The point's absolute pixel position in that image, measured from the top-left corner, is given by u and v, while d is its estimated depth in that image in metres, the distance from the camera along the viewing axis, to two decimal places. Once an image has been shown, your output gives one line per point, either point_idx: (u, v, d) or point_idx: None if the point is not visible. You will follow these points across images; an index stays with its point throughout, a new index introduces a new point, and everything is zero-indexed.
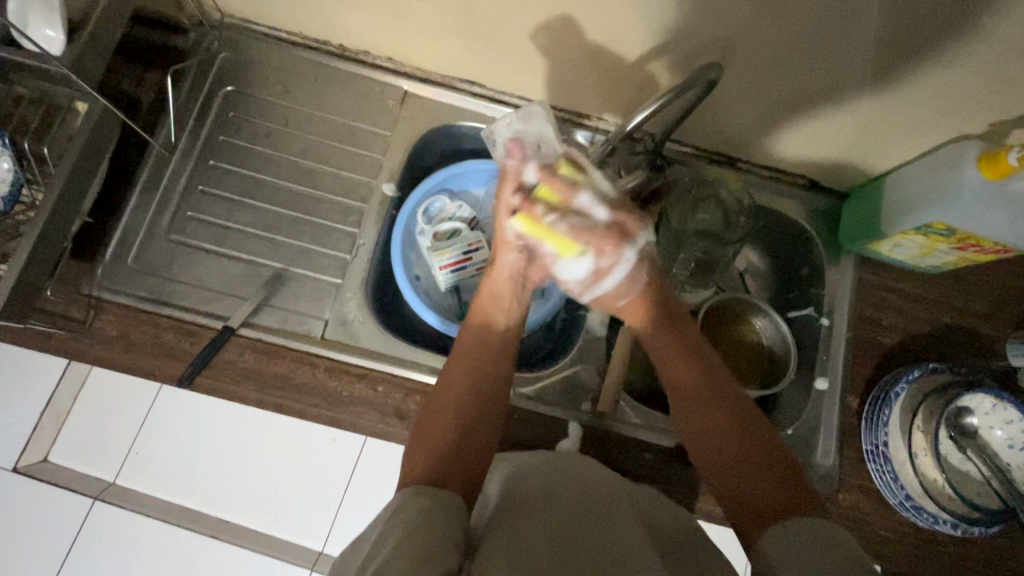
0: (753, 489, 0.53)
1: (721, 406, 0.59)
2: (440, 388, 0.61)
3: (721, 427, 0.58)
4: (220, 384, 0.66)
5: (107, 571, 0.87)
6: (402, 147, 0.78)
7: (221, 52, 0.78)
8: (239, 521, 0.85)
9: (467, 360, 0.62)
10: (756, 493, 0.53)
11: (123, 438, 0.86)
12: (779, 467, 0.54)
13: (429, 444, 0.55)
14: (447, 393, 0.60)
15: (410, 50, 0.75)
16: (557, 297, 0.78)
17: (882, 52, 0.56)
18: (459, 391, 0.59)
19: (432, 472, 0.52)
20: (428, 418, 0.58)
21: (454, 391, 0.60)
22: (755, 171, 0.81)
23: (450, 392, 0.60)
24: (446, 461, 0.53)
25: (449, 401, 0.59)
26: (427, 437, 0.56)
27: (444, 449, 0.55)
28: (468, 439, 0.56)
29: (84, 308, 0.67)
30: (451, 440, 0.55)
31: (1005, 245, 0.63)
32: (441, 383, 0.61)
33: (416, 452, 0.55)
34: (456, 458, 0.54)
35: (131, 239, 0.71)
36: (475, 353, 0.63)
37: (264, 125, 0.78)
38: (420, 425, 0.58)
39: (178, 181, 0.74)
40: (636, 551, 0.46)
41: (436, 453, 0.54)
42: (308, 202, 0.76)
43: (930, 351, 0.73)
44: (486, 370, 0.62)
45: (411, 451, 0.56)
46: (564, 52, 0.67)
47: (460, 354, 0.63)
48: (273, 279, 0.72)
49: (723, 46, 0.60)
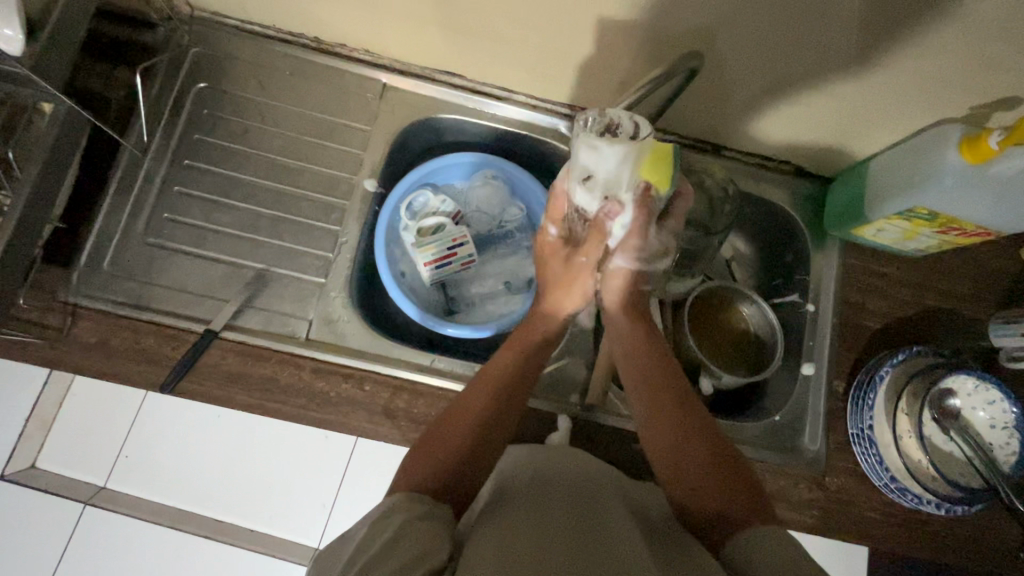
0: (717, 501, 0.52)
1: (694, 426, 0.58)
2: (466, 396, 0.59)
3: (671, 437, 0.58)
4: (204, 389, 0.64)
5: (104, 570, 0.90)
6: (383, 142, 0.77)
7: (192, 47, 0.76)
8: (232, 520, 0.89)
9: (498, 366, 0.61)
10: (708, 504, 0.52)
11: (111, 443, 0.90)
12: (744, 486, 0.53)
13: (434, 453, 0.53)
14: (473, 396, 0.58)
15: (387, 41, 0.73)
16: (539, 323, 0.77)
17: (868, 34, 0.55)
18: (488, 397, 0.58)
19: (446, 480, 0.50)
20: (444, 427, 0.56)
21: (479, 397, 0.58)
22: (739, 158, 0.80)
23: (477, 395, 0.58)
24: (460, 467, 0.52)
25: (476, 405, 0.57)
26: (444, 442, 0.54)
27: (459, 453, 0.53)
28: (486, 446, 0.55)
29: (61, 315, 0.65)
30: (468, 446, 0.54)
31: (987, 227, 0.64)
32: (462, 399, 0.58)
33: (428, 456, 0.53)
34: (465, 465, 0.52)
35: (107, 243, 0.69)
36: (505, 357, 0.62)
37: (240, 122, 0.76)
38: (431, 435, 0.56)
39: (152, 183, 0.72)
40: (623, 543, 0.46)
41: (440, 464, 0.52)
42: (288, 200, 0.74)
43: (914, 334, 0.74)
44: (516, 374, 0.61)
45: (422, 455, 0.53)
46: (546, 41, 0.66)
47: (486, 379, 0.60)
48: (255, 280, 0.71)
49: (705, 32, 0.59)
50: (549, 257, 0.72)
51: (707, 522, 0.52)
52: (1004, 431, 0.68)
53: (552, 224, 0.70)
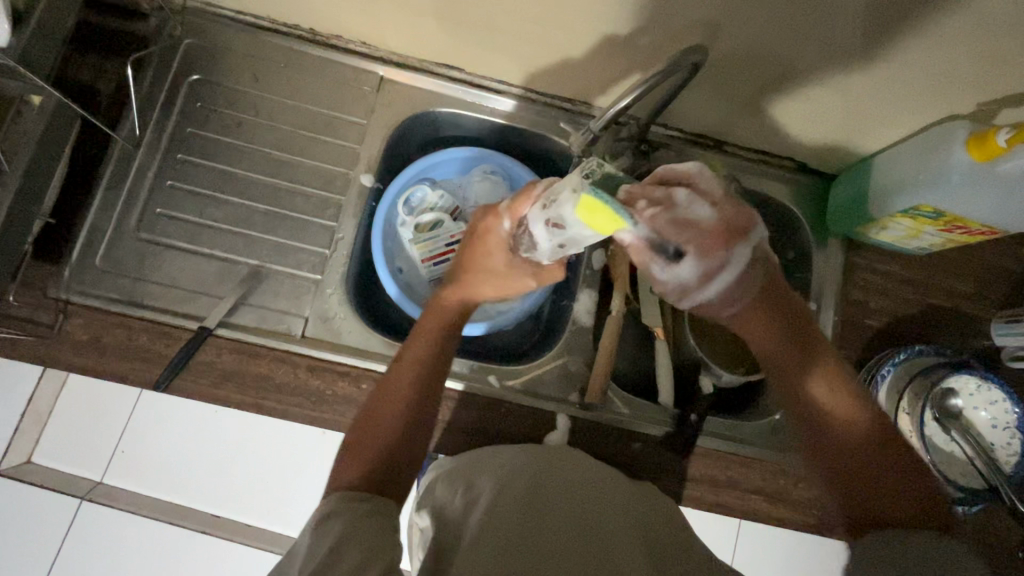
0: (889, 508, 0.53)
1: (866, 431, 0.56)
2: (374, 400, 0.55)
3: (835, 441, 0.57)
4: (199, 387, 0.64)
5: (103, 563, 0.93)
6: (380, 137, 0.76)
7: (184, 37, 0.74)
8: (232, 515, 0.91)
9: (404, 364, 0.56)
10: (875, 511, 0.53)
11: (107, 439, 0.90)
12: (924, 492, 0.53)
13: (362, 455, 0.51)
14: (382, 399, 0.54)
15: (383, 33, 0.72)
16: (516, 316, 0.75)
17: (877, 29, 0.54)
18: (398, 401, 0.54)
19: (371, 481, 0.49)
20: (361, 430, 0.53)
21: (392, 392, 0.54)
22: (740, 154, 0.79)
23: (384, 399, 0.54)
24: (383, 470, 0.50)
25: (386, 410, 0.54)
26: (359, 449, 0.51)
27: (377, 457, 0.51)
28: (400, 449, 0.52)
29: (53, 312, 0.64)
30: (386, 450, 0.51)
31: (992, 226, 0.63)
32: (376, 401, 0.55)
33: (346, 463, 0.50)
34: (391, 462, 0.51)
35: (98, 239, 0.68)
36: (410, 355, 0.57)
37: (234, 115, 0.74)
38: (351, 439, 0.53)
39: (145, 176, 0.71)
40: (621, 549, 0.46)
41: (371, 466, 0.50)
42: (284, 195, 0.73)
43: (915, 333, 0.73)
44: (420, 371, 0.56)
45: (341, 463, 0.51)
46: (546, 34, 0.64)
47: (399, 374, 0.55)
48: (250, 276, 0.69)
49: (710, 25, 0.58)
50: (485, 242, 0.63)
51: (874, 522, 0.53)
52: (1005, 432, 0.68)
53: (506, 219, 0.62)
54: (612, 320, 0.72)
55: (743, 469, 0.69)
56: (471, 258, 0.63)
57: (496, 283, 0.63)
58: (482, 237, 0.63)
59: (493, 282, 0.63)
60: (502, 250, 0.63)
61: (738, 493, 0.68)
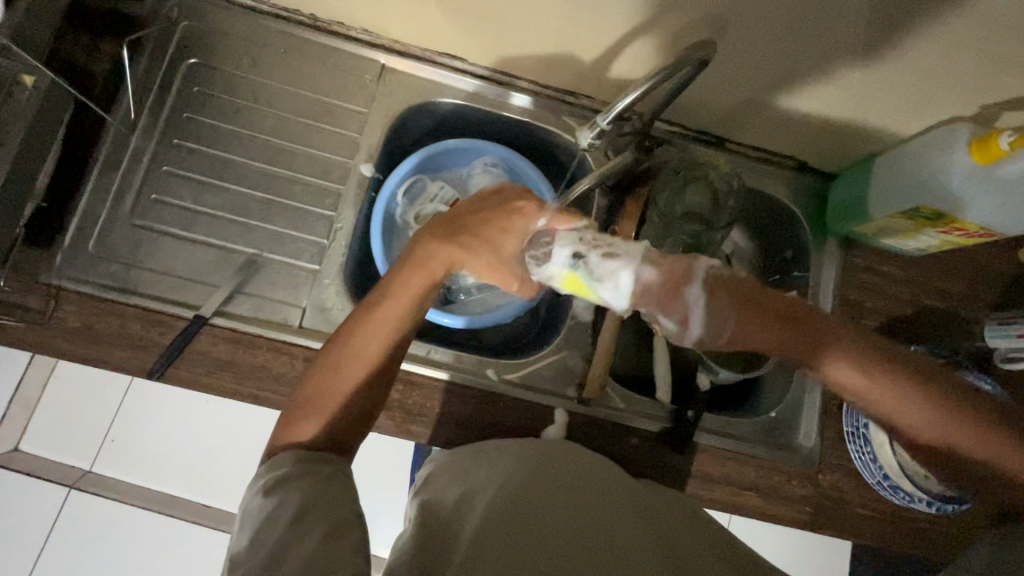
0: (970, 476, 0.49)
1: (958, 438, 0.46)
2: (344, 345, 0.51)
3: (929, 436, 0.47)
4: (193, 376, 0.63)
5: (94, 547, 0.96)
6: (381, 126, 0.75)
7: (182, 20, 0.73)
8: (213, 502, 0.98)
9: (378, 325, 0.52)
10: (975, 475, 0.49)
11: (98, 427, 0.97)
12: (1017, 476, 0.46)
13: (320, 402, 0.50)
14: (353, 353, 0.51)
15: (386, 20, 0.71)
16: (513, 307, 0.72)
17: (884, 27, 0.54)
18: (365, 358, 0.51)
19: (327, 434, 0.50)
20: (325, 374, 0.51)
21: (363, 350, 0.51)
22: (743, 151, 0.79)
23: (353, 352, 0.51)
24: (341, 424, 0.51)
25: (354, 363, 0.51)
26: (320, 397, 0.50)
27: (336, 407, 0.51)
28: (362, 405, 0.52)
29: (43, 298, 0.62)
30: (348, 403, 0.51)
31: (990, 229, 0.63)
32: (341, 349, 0.52)
33: (308, 409, 0.50)
34: (346, 422, 0.51)
35: (90, 224, 0.67)
36: (386, 312, 0.52)
37: (231, 101, 0.73)
38: (314, 381, 0.51)
39: (140, 161, 0.70)
40: (622, 551, 0.46)
41: (327, 417, 0.50)
42: (282, 183, 0.72)
43: (910, 333, 0.74)
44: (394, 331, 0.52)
45: (302, 407, 0.50)
46: (552, 25, 0.63)
47: (370, 336, 0.51)
48: (247, 264, 0.68)
49: (717, 22, 0.58)
50: (504, 218, 0.57)
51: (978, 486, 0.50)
52: None
53: (543, 217, 0.56)
54: (611, 316, 0.72)
55: (739, 466, 0.69)
56: (479, 230, 0.56)
57: (493, 265, 0.56)
58: (499, 218, 0.57)
59: (490, 258, 0.56)
60: (513, 235, 0.57)
61: (734, 489, 0.68)
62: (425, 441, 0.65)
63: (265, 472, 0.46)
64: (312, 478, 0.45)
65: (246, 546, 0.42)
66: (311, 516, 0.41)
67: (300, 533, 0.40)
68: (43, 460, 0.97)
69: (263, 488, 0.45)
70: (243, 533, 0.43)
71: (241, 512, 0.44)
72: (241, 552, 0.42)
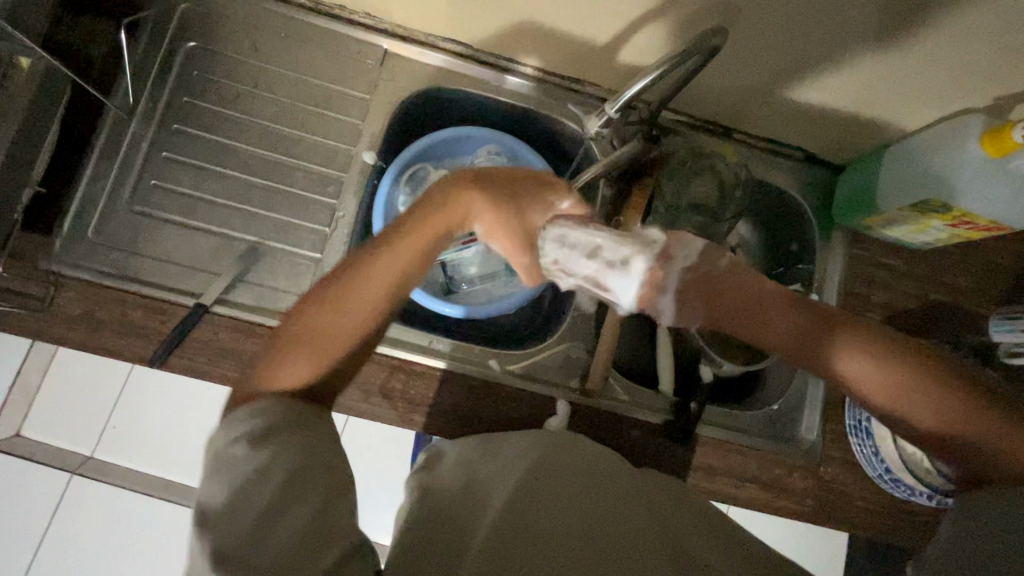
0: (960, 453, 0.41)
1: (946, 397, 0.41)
2: (356, 279, 0.47)
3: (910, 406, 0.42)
4: (194, 365, 0.62)
5: (96, 533, 0.96)
6: (384, 113, 0.74)
7: (181, 2, 0.72)
8: None
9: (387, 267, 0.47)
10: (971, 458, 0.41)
11: (99, 414, 0.98)
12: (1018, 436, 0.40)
13: (316, 333, 0.46)
14: (355, 294, 0.46)
15: (390, 4, 0.69)
16: (516, 300, 0.71)
17: (899, 14, 0.53)
18: (373, 298, 0.47)
19: (309, 374, 0.45)
20: (331, 300, 0.46)
21: (374, 290, 0.47)
22: (749, 142, 0.78)
23: (363, 293, 0.47)
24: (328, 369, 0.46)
25: (359, 306, 0.46)
26: (315, 330, 0.46)
27: (329, 347, 0.46)
28: (352, 355, 0.47)
29: (42, 286, 0.61)
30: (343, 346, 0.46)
31: (999, 222, 0.63)
32: (351, 279, 0.47)
33: (302, 338, 0.45)
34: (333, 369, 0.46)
35: (90, 210, 0.66)
36: (405, 255, 0.48)
37: (231, 86, 0.72)
38: (317, 308, 0.46)
39: (139, 147, 0.69)
40: (632, 547, 0.45)
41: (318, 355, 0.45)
42: (284, 170, 0.71)
43: (915, 327, 0.73)
44: (399, 277, 0.48)
45: (296, 335, 0.45)
46: (560, 10, 0.62)
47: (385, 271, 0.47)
48: (248, 253, 0.68)
49: (728, 9, 0.57)
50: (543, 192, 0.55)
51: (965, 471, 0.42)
52: None
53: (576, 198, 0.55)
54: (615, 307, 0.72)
55: (741, 459, 0.69)
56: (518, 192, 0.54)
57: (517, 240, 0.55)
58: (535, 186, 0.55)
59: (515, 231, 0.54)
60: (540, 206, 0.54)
61: (736, 482, 0.68)
62: (428, 432, 0.65)
63: (246, 418, 0.41)
64: (308, 435, 0.41)
65: (227, 500, 0.37)
66: (319, 480, 0.40)
67: (309, 498, 0.38)
68: (45, 447, 0.97)
69: (247, 436, 0.40)
70: (221, 482, 0.38)
71: (211, 455, 0.39)
72: (215, 502, 0.37)
